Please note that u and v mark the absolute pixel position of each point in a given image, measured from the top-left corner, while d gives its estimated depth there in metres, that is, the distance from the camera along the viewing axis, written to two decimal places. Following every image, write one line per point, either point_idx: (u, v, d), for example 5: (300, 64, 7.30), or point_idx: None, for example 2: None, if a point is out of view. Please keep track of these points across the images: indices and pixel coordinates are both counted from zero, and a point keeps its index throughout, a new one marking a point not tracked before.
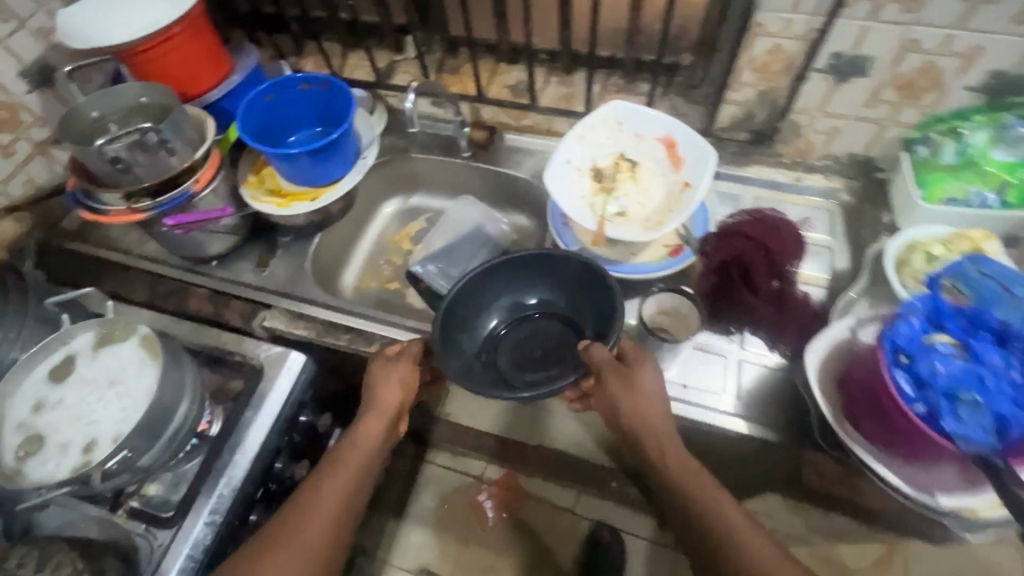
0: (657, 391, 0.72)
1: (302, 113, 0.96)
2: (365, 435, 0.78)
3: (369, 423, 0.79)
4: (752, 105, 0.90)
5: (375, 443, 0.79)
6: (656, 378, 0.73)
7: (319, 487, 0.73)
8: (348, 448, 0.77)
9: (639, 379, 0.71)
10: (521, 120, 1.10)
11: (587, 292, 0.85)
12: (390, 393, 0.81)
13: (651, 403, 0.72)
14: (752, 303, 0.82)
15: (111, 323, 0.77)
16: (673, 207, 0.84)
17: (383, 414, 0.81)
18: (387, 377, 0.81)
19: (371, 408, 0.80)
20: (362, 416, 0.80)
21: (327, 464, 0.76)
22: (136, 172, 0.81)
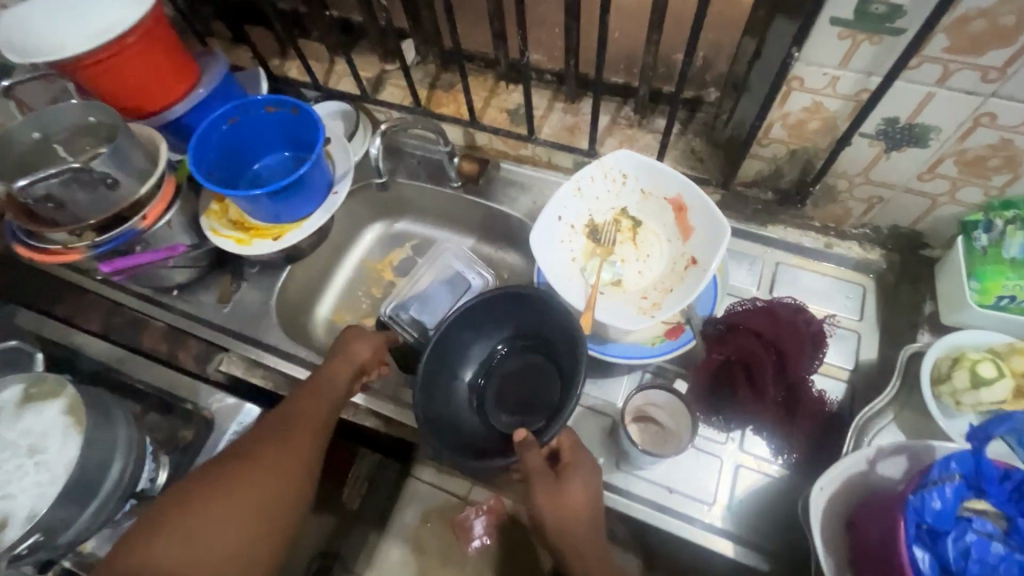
0: (587, 508, 0.63)
1: (270, 137, 0.87)
2: (336, 374, 0.74)
3: (337, 366, 0.75)
4: (781, 163, 0.77)
5: (347, 383, 0.75)
6: (588, 490, 0.63)
7: (289, 415, 0.70)
8: (320, 381, 0.73)
9: (570, 491, 0.62)
10: (519, 150, 0.98)
11: (556, 331, 0.75)
12: (363, 346, 0.77)
13: (579, 517, 0.63)
14: (757, 407, 0.71)
15: (38, 378, 0.71)
16: (675, 283, 0.73)
17: (351, 362, 0.76)
18: (360, 336, 0.78)
19: (340, 351, 0.76)
20: (330, 358, 0.76)
21: (299, 394, 0.72)
22: (73, 209, 0.73)
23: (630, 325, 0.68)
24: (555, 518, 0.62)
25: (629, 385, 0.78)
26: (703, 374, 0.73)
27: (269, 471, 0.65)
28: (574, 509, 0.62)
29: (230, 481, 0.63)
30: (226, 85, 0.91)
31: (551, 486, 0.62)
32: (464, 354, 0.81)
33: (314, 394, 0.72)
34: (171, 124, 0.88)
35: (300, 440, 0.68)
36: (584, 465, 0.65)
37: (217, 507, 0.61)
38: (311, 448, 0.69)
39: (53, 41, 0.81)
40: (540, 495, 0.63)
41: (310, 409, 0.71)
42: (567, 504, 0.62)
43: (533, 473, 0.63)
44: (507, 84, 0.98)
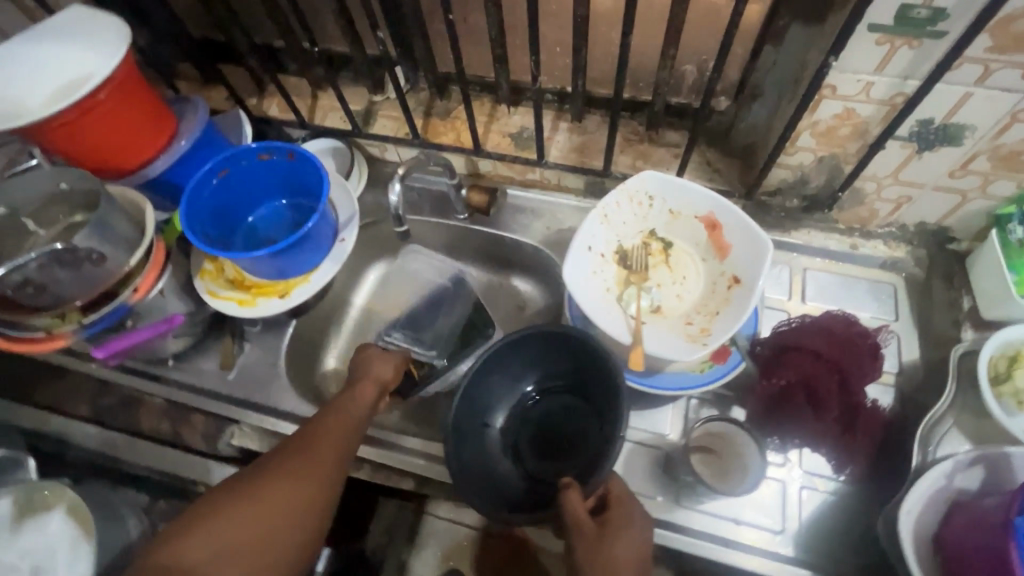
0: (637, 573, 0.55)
1: (266, 187, 0.80)
2: (364, 391, 0.68)
3: (364, 386, 0.69)
4: (807, 170, 0.75)
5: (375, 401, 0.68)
6: (640, 541, 0.57)
7: (315, 427, 0.62)
8: (344, 401, 0.66)
9: (615, 549, 0.56)
10: (526, 175, 0.94)
11: (592, 371, 0.71)
12: (385, 366, 0.73)
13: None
14: (817, 426, 0.68)
15: (32, 486, 0.62)
16: (719, 305, 0.69)
17: (375, 383, 0.70)
18: (380, 355, 0.74)
19: (365, 372, 0.71)
20: (355, 378, 0.70)
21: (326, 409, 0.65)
22: (55, 290, 0.65)
23: (683, 356, 0.64)
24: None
25: (676, 415, 0.75)
26: (762, 394, 0.70)
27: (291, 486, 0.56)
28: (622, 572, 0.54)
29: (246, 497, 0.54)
30: (208, 134, 0.83)
31: (594, 542, 0.56)
32: (495, 400, 0.76)
33: (342, 408, 0.65)
34: (153, 181, 0.81)
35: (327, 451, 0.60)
36: (632, 524, 0.58)
37: (227, 534, 0.52)
38: (339, 461, 0.60)
39: (17, 105, 0.73)
40: (584, 555, 0.56)
41: (339, 420, 0.63)
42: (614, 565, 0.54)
43: (578, 526, 0.57)
44: (507, 107, 0.93)
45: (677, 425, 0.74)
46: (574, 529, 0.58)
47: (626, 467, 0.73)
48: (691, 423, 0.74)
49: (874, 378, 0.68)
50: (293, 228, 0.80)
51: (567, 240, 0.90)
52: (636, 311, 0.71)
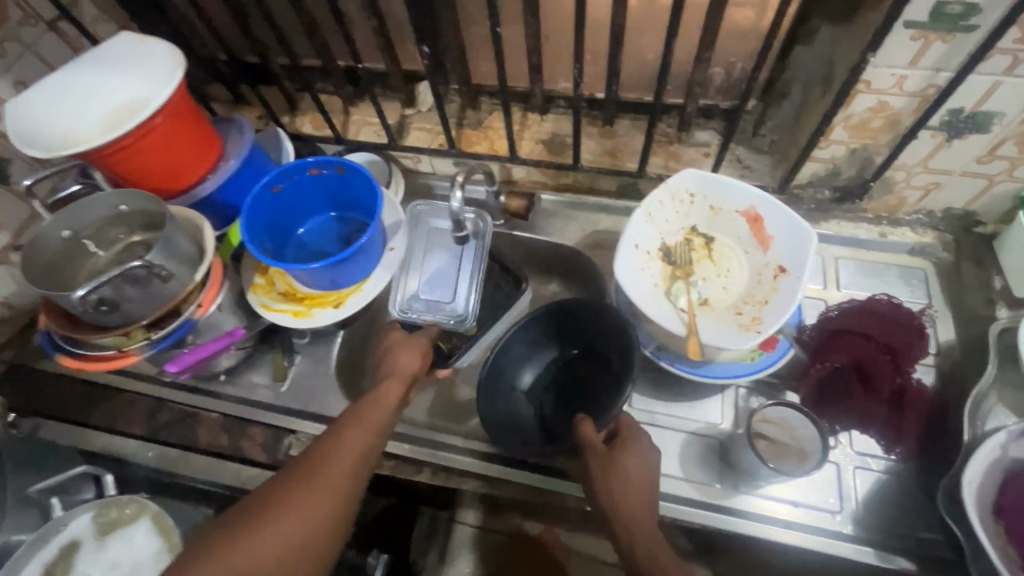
0: (641, 481, 0.61)
1: (315, 199, 0.84)
2: (387, 397, 0.69)
3: (389, 389, 0.70)
4: (839, 162, 0.78)
5: (396, 408, 0.69)
6: (644, 463, 0.62)
7: (335, 437, 0.63)
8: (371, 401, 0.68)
9: (624, 467, 0.61)
10: (559, 179, 0.96)
11: (605, 335, 0.75)
12: (411, 356, 0.75)
13: (641, 490, 0.61)
14: (869, 405, 0.70)
15: (114, 501, 0.67)
16: (766, 296, 0.72)
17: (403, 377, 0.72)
18: (409, 346, 0.76)
19: (391, 376, 0.72)
20: (382, 379, 0.71)
21: (346, 418, 0.65)
22: (125, 308, 0.66)
23: (738, 343, 0.66)
24: (616, 498, 0.60)
25: (726, 405, 0.77)
26: (813, 377, 0.72)
27: (315, 500, 0.58)
28: (635, 489, 0.60)
29: (273, 513, 0.56)
30: (255, 152, 0.85)
31: (608, 462, 0.61)
32: (522, 363, 0.79)
33: (364, 419, 0.65)
34: (203, 200, 0.82)
35: (347, 466, 0.61)
36: (636, 445, 0.64)
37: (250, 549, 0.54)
38: (358, 474, 0.62)
39: (47, 125, 0.73)
40: (599, 473, 0.61)
41: (358, 432, 0.64)
42: (626, 478, 0.61)
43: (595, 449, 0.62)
44: (538, 114, 0.96)
45: (728, 414, 0.76)
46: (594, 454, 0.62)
47: (683, 459, 0.74)
48: (741, 412, 0.76)
49: (921, 357, 0.71)
50: (343, 238, 0.84)
51: (604, 241, 0.93)
52: (686, 304, 0.73)
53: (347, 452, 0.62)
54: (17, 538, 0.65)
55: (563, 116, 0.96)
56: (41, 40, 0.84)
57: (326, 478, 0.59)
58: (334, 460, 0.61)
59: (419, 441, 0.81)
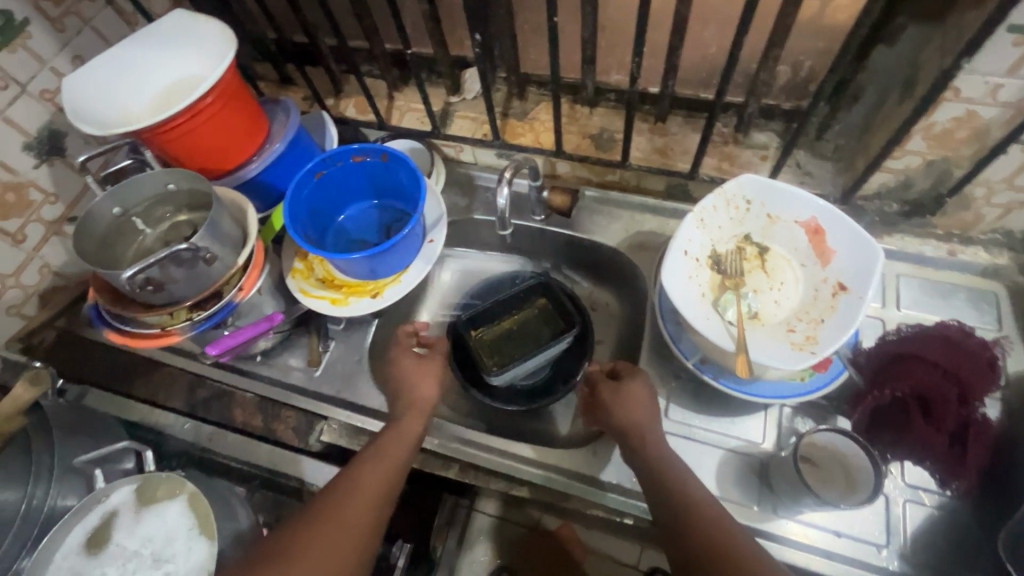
0: (649, 400, 0.68)
1: (357, 187, 0.84)
2: (407, 429, 0.69)
3: (410, 421, 0.70)
4: (912, 174, 0.73)
5: (416, 442, 0.69)
6: (648, 389, 0.69)
7: (355, 474, 0.62)
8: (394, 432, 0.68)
9: (629, 391, 0.68)
10: (605, 176, 0.93)
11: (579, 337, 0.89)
12: (428, 384, 0.75)
13: (652, 421, 0.66)
14: (932, 440, 0.65)
15: (152, 476, 0.69)
16: (823, 314, 0.68)
17: (422, 408, 0.72)
18: (423, 373, 0.75)
19: (409, 406, 0.72)
20: (400, 413, 0.71)
21: (365, 453, 0.65)
22: (171, 288, 0.67)
23: (792, 363, 0.62)
24: (623, 432, 0.66)
25: (769, 424, 0.73)
26: (869, 405, 0.68)
27: (338, 541, 0.56)
28: (641, 422, 0.66)
29: (298, 556, 0.54)
30: (300, 136, 0.84)
31: (615, 391, 0.69)
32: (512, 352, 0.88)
33: (384, 450, 0.65)
34: (248, 182, 0.82)
35: (369, 503, 0.60)
36: (643, 375, 0.71)
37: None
38: (379, 509, 0.61)
39: (100, 99, 0.74)
40: (607, 401, 0.69)
41: (380, 470, 0.63)
42: (636, 410, 0.67)
43: (611, 405, 0.68)
44: (586, 107, 0.93)
45: (770, 434, 0.73)
46: (613, 408, 0.68)
47: (720, 478, 0.71)
48: (784, 432, 0.72)
49: (991, 391, 0.66)
50: (383, 227, 0.84)
51: (648, 242, 0.88)
52: (735, 317, 0.70)
53: (371, 489, 0.61)
54: (62, 505, 0.67)
55: (613, 110, 0.92)
56: (98, 14, 0.85)
57: (348, 517, 0.58)
58: (356, 500, 0.59)
59: (448, 437, 0.79)
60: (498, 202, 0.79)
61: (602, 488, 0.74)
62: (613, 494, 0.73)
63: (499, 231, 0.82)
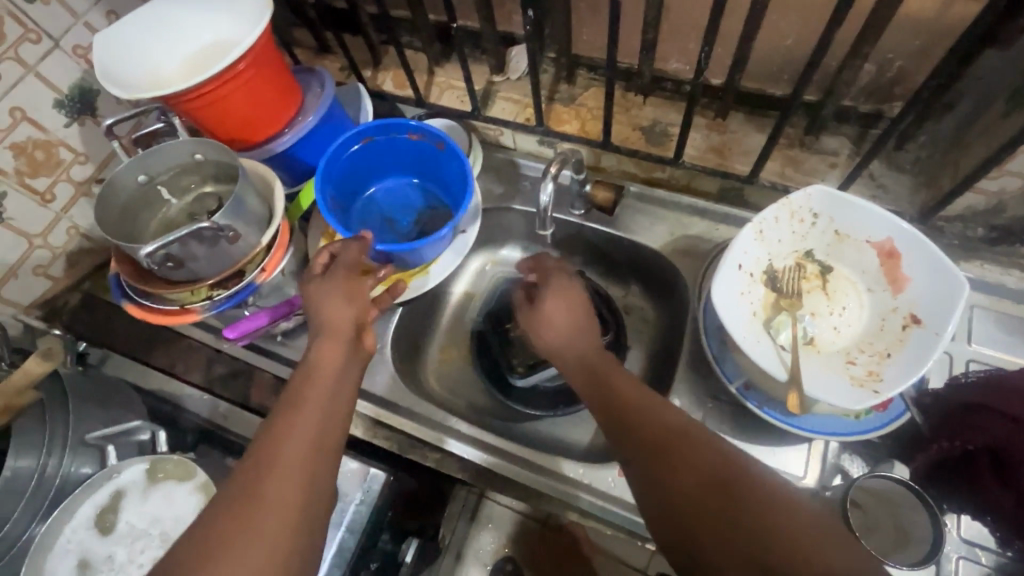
0: (578, 313, 0.67)
1: (403, 164, 0.81)
2: (324, 360, 0.58)
3: (324, 349, 0.59)
4: (1006, 198, 0.65)
5: (339, 370, 0.58)
6: (562, 296, 0.67)
7: (278, 428, 0.52)
8: (310, 369, 0.57)
9: (546, 306, 0.67)
10: (653, 173, 0.87)
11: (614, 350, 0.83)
12: (339, 302, 0.61)
13: (576, 338, 0.65)
14: (999, 498, 0.59)
15: (162, 456, 0.68)
16: (890, 348, 0.61)
17: (340, 329, 0.60)
18: (331, 292, 0.62)
19: (320, 333, 0.60)
20: (316, 341, 0.60)
21: (280, 410, 0.54)
22: (192, 265, 0.64)
23: (851, 401, 0.56)
24: (549, 356, 0.66)
25: (814, 458, 0.67)
26: (934, 454, 0.62)
27: (275, 510, 0.47)
28: (566, 344, 0.65)
29: (235, 529, 0.45)
30: (334, 110, 0.80)
31: (531, 316, 0.68)
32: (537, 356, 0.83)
33: (300, 397, 0.55)
34: (278, 155, 0.78)
35: (296, 465, 0.50)
36: (554, 278, 0.69)
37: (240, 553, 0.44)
38: (319, 452, 0.52)
39: (133, 61, 0.71)
40: (526, 325, 0.68)
41: (308, 413, 0.53)
42: (556, 330, 0.66)
43: (625, 403, 0.57)
44: (639, 96, 0.86)
45: (814, 468, 0.66)
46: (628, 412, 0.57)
47: None
48: (830, 469, 0.66)
49: None
50: (415, 212, 0.81)
51: (695, 248, 0.82)
52: (788, 341, 0.64)
53: (295, 448, 0.51)
54: (76, 475, 0.67)
55: (667, 101, 0.85)
56: None
57: (267, 499, 0.47)
58: (278, 470, 0.49)
59: (468, 439, 0.76)
60: (539, 196, 0.74)
61: (611, 502, 0.71)
62: (620, 509, 0.70)
63: (538, 230, 0.78)
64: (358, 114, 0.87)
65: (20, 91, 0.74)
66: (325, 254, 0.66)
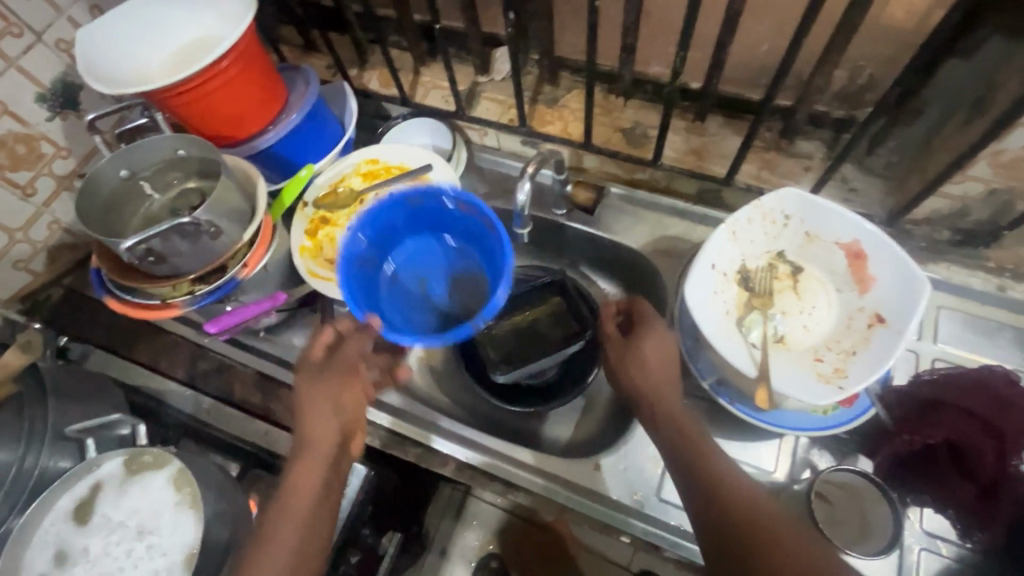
0: (669, 358, 0.66)
1: (421, 221, 0.82)
2: (307, 467, 0.63)
3: (308, 454, 0.64)
4: (971, 202, 0.67)
5: (320, 486, 0.63)
6: (662, 346, 0.67)
7: (261, 546, 0.59)
8: (292, 483, 0.63)
9: (642, 349, 0.66)
10: (634, 174, 0.88)
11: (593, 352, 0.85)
12: (322, 416, 0.66)
13: (666, 386, 0.65)
14: (957, 489, 0.62)
15: (142, 448, 0.68)
16: (856, 346, 0.63)
17: (322, 443, 0.65)
18: (316, 406, 0.67)
19: (303, 449, 0.65)
20: (298, 454, 0.65)
21: (265, 523, 0.61)
22: (174, 260, 0.65)
23: (817, 397, 0.58)
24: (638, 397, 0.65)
25: (782, 451, 0.69)
26: (897, 448, 0.65)
27: None
28: (659, 387, 0.64)
29: None
30: (318, 107, 0.80)
31: (624, 352, 0.68)
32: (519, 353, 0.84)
33: (285, 512, 0.61)
34: (262, 152, 0.79)
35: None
36: (655, 326, 0.68)
37: None
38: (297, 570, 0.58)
39: (118, 56, 0.71)
40: (616, 359, 0.69)
41: (285, 532, 0.60)
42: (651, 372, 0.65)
43: (721, 487, 0.56)
44: (621, 98, 0.87)
45: (783, 462, 0.69)
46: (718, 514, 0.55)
47: None
48: (798, 463, 0.68)
49: None
50: (448, 276, 0.83)
51: (673, 248, 0.83)
52: (759, 339, 0.66)
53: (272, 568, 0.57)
54: (54, 468, 0.67)
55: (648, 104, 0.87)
56: None
57: None
58: None
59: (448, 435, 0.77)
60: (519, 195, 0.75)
61: (588, 495, 0.72)
62: (597, 501, 0.72)
63: (518, 228, 0.80)
64: (343, 112, 0.88)
65: (2, 84, 0.74)
66: (330, 333, 0.72)
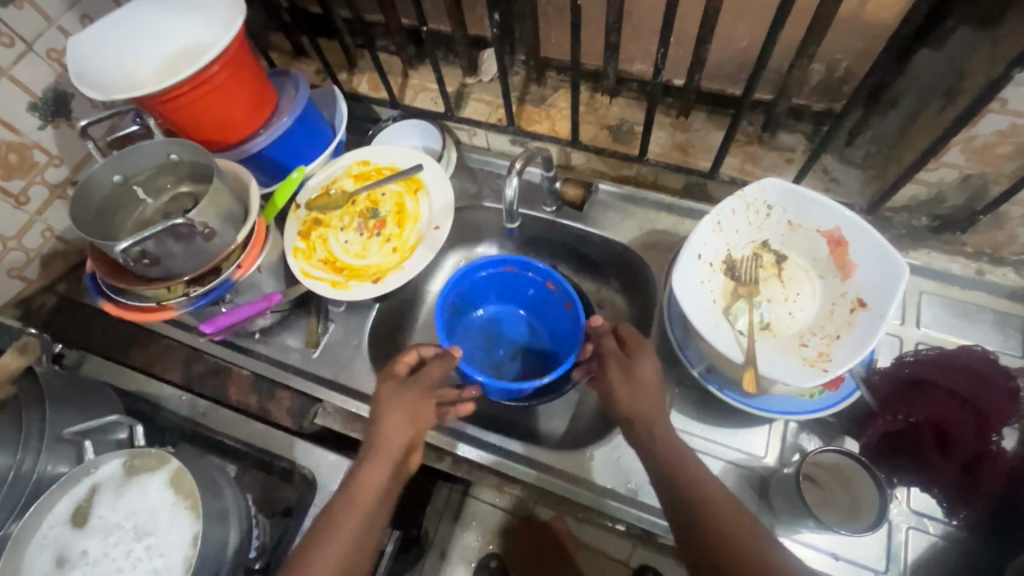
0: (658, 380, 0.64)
1: (511, 293, 0.90)
2: (364, 489, 0.60)
3: (369, 471, 0.61)
4: (946, 188, 0.69)
5: (381, 497, 0.61)
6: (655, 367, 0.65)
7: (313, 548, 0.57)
8: (356, 487, 0.61)
9: (637, 369, 0.64)
10: (622, 170, 0.90)
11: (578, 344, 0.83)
12: (397, 423, 0.64)
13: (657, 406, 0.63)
14: (939, 466, 0.64)
15: (139, 450, 0.69)
16: (840, 331, 0.65)
17: (390, 453, 0.63)
18: (396, 414, 0.65)
19: (372, 451, 0.63)
20: (364, 459, 0.63)
21: (320, 526, 0.59)
22: (168, 261, 0.65)
23: (803, 380, 0.60)
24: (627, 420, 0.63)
25: (771, 437, 0.71)
26: (881, 428, 0.66)
27: None
28: (645, 409, 0.62)
29: None
30: (308, 111, 0.81)
31: (625, 370, 0.65)
32: None
33: (343, 514, 0.59)
34: (253, 156, 0.79)
35: None
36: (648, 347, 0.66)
37: None
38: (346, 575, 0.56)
39: (110, 65, 0.72)
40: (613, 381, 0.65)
41: (340, 536, 0.57)
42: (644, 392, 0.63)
43: (710, 506, 0.55)
44: (606, 96, 0.89)
45: (773, 448, 0.70)
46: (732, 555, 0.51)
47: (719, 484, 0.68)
48: (788, 448, 0.70)
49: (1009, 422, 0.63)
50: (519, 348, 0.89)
51: (661, 241, 0.85)
52: (746, 327, 0.67)
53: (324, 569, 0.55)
54: (51, 472, 0.67)
55: (633, 102, 0.89)
56: None
57: None
58: None
59: (443, 430, 0.77)
60: (507, 191, 0.76)
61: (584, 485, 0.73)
62: (593, 491, 0.73)
63: (506, 223, 0.80)
64: (333, 115, 0.89)
65: None
66: (415, 355, 0.71)
